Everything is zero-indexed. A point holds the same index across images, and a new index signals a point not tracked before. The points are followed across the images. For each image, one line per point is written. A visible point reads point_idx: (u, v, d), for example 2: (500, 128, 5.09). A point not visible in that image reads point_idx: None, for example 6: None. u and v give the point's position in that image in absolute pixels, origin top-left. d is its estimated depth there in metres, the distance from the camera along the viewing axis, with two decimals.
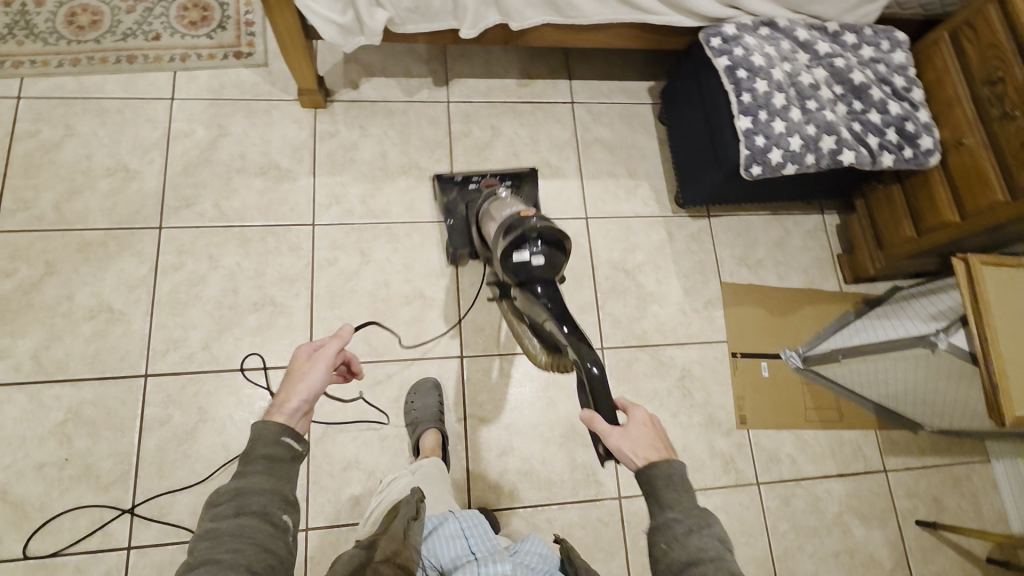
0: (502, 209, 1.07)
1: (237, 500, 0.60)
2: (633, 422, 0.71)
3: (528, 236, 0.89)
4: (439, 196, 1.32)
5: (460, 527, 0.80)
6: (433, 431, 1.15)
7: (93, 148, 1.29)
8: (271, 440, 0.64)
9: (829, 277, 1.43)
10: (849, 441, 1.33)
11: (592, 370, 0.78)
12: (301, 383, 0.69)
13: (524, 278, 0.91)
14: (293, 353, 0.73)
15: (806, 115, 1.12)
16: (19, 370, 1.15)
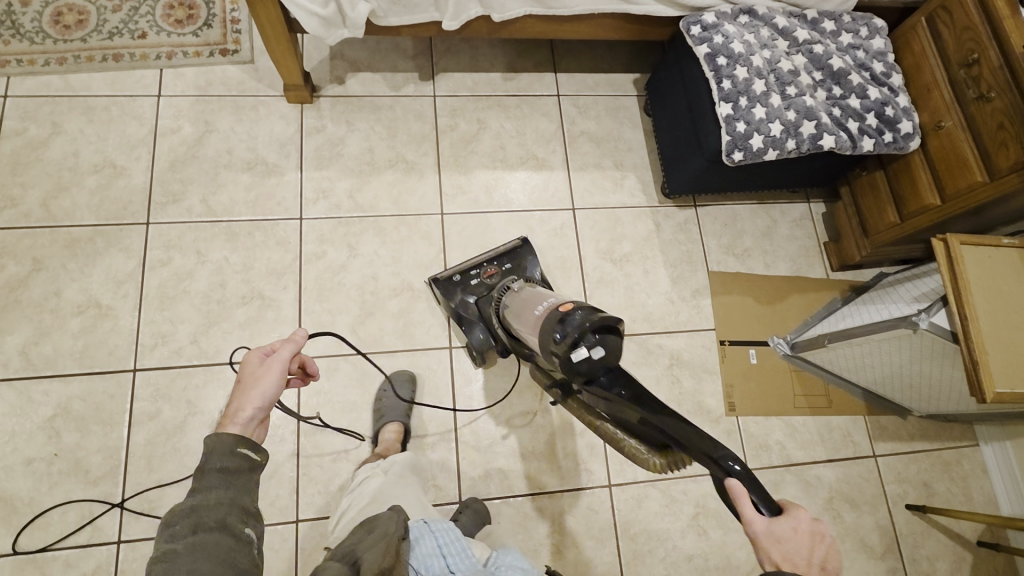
0: (529, 305, 1.00)
1: (195, 517, 0.60)
2: (796, 525, 0.59)
3: (579, 332, 0.80)
4: (445, 301, 1.21)
5: (436, 544, 0.79)
6: (396, 424, 1.17)
7: (80, 145, 1.30)
8: (226, 451, 0.64)
9: (815, 265, 1.44)
10: (838, 427, 1.33)
11: (730, 466, 0.63)
12: (254, 390, 0.70)
13: (586, 376, 0.81)
14: (244, 360, 0.73)
15: (786, 101, 1.13)
16: (7, 366, 1.15)
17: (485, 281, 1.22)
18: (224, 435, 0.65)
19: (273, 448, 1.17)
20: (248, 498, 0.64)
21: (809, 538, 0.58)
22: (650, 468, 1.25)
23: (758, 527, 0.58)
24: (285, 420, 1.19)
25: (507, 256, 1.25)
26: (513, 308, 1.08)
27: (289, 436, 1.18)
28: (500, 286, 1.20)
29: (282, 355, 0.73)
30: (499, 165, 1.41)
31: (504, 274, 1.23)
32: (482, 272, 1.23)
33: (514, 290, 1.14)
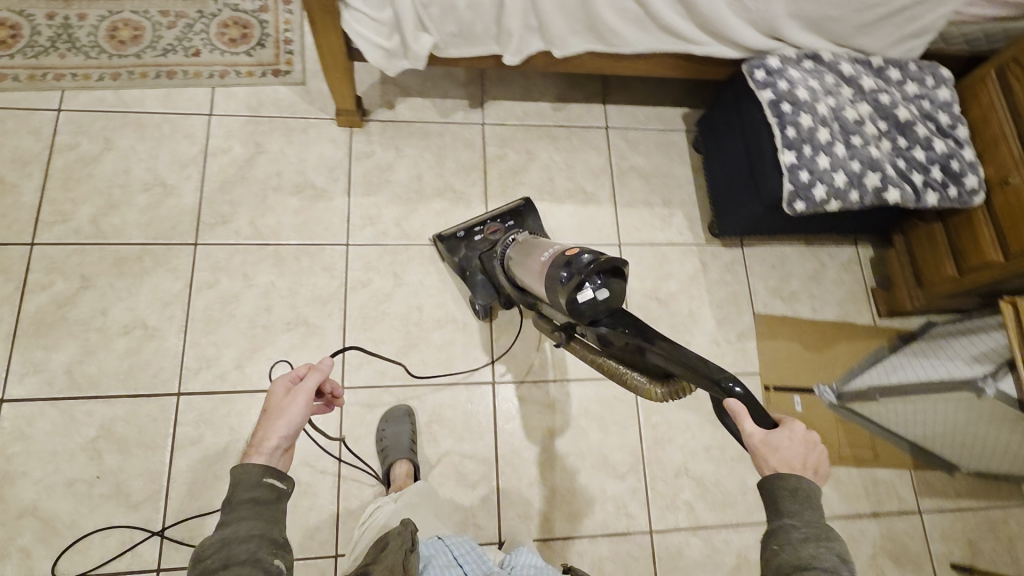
0: (534, 255, 1.00)
1: (224, 549, 0.61)
2: (791, 434, 0.64)
3: (586, 273, 0.79)
4: (449, 256, 1.26)
5: (452, 557, 0.85)
6: (405, 460, 1.14)
7: (131, 162, 1.29)
8: (253, 481, 0.67)
9: (863, 310, 1.41)
10: (883, 481, 1.31)
11: (732, 388, 0.64)
12: (279, 419, 0.73)
13: (589, 319, 0.80)
14: (271, 389, 0.77)
15: (850, 151, 1.10)
16: (52, 385, 1.14)
17: (487, 237, 1.26)
18: (251, 465, 0.68)
19: (315, 479, 1.17)
20: (277, 530, 0.66)
21: (804, 445, 0.64)
22: (692, 515, 1.23)
23: (758, 444, 0.63)
24: (327, 450, 1.19)
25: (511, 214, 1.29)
26: (519, 263, 1.07)
27: (329, 467, 1.18)
28: (502, 241, 1.21)
29: (308, 382, 0.76)
30: (546, 198, 1.40)
31: (506, 231, 1.27)
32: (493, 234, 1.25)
33: (519, 244, 1.14)
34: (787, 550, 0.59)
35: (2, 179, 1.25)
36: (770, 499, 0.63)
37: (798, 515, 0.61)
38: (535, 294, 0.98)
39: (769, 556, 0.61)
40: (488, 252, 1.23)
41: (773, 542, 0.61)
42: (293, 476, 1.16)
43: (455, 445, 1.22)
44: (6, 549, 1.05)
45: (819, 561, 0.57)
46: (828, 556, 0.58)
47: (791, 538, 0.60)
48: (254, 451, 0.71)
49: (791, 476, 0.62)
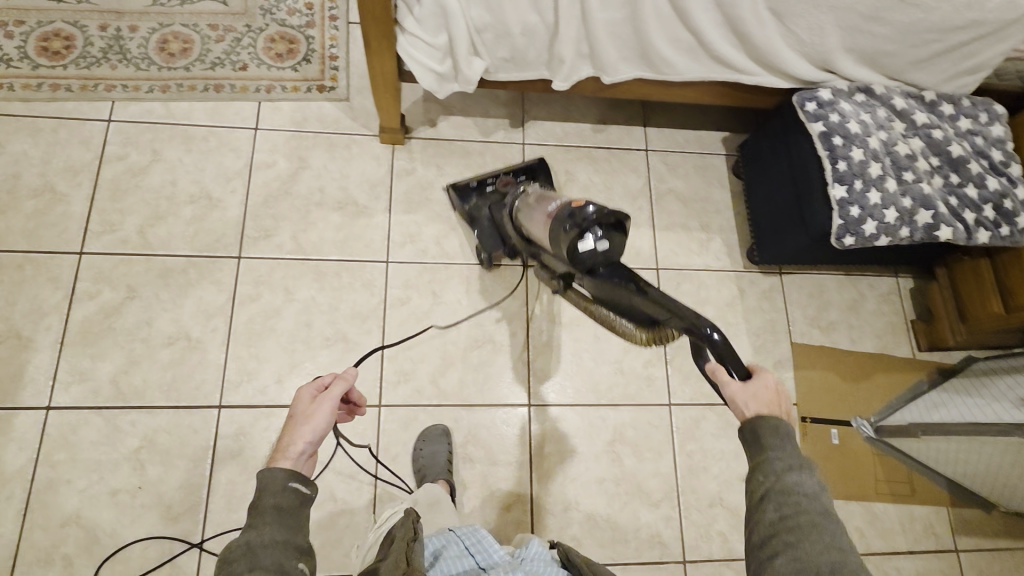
0: (537, 203, 1.01)
1: (248, 555, 0.61)
2: (765, 382, 0.67)
3: (588, 222, 0.79)
4: (462, 206, 1.30)
5: (463, 547, 0.79)
6: (443, 481, 1.13)
7: (178, 174, 1.31)
8: (279, 488, 0.66)
9: (902, 343, 1.40)
10: (920, 518, 1.29)
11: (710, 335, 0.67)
12: (305, 426, 0.71)
13: (586, 267, 0.81)
14: (297, 395, 0.74)
15: (902, 187, 1.09)
16: (97, 394, 1.16)
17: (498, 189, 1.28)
18: (276, 471, 0.67)
19: (351, 495, 1.17)
20: (301, 535, 0.65)
21: (775, 391, 0.67)
22: (725, 546, 1.22)
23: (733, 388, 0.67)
24: (363, 467, 1.19)
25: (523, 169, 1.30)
26: (525, 211, 1.06)
27: (365, 485, 1.18)
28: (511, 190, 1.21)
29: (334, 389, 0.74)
30: None
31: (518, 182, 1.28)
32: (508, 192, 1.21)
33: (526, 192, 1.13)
34: (770, 479, 0.61)
35: (53, 188, 1.27)
36: (752, 437, 0.65)
37: (780, 447, 0.63)
38: (536, 241, 0.99)
39: (753, 487, 0.62)
40: (496, 203, 1.23)
41: (756, 471, 0.63)
42: (329, 492, 1.17)
43: (490, 467, 1.22)
44: (51, 556, 1.07)
45: (801, 487, 0.60)
46: (808, 482, 0.60)
47: (775, 469, 0.61)
48: (278, 456, 0.69)
49: (771, 416, 0.64)
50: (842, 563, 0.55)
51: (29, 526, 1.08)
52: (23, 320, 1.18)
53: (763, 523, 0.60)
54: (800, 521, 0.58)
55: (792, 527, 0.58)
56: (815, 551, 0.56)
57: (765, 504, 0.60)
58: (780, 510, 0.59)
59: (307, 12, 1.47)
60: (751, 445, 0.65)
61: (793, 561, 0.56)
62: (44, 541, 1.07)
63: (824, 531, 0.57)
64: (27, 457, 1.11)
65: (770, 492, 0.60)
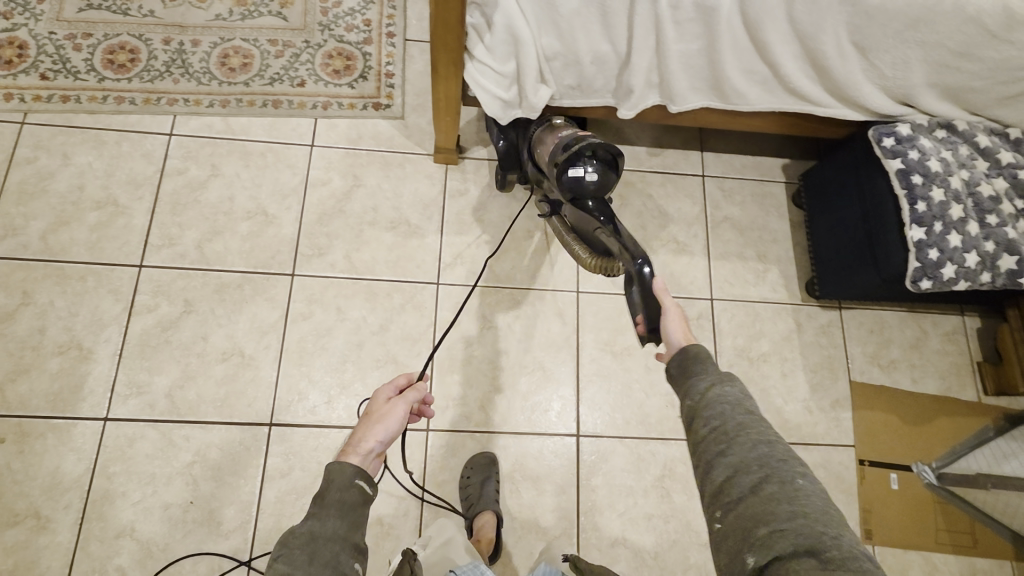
0: (553, 129, 1.09)
1: (311, 545, 0.60)
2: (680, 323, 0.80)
3: (588, 152, 0.93)
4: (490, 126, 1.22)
5: None
6: (490, 513, 1.12)
7: (236, 190, 1.32)
8: (345, 484, 0.65)
9: (967, 386, 1.34)
10: (983, 571, 1.23)
11: (643, 270, 0.80)
12: (378, 424, 0.72)
13: (574, 191, 0.94)
14: (375, 394, 0.77)
15: (984, 230, 1.06)
16: (153, 407, 1.17)
17: None
18: (345, 465, 0.66)
19: (397, 520, 1.17)
20: (359, 534, 0.64)
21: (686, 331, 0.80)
22: None
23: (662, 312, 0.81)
24: (410, 491, 1.18)
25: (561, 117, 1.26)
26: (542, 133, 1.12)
27: (412, 510, 1.17)
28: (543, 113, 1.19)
29: (409, 394, 0.76)
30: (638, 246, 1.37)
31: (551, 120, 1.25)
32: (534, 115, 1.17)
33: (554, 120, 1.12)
34: (694, 398, 0.68)
35: (115, 200, 1.29)
36: (679, 365, 0.74)
37: (701, 372, 0.71)
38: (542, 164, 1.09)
39: (688, 411, 0.69)
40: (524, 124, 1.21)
41: (687, 398, 0.70)
42: (376, 517, 1.16)
43: (537, 497, 1.20)
44: (105, 567, 1.08)
45: (723, 397, 0.66)
46: (731, 394, 0.66)
47: (700, 391, 0.68)
48: (348, 449, 0.70)
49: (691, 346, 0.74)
50: (768, 457, 0.59)
51: (85, 536, 1.09)
52: (85, 330, 1.20)
53: (698, 441, 0.65)
54: (728, 428, 0.63)
55: (722, 435, 0.62)
56: (743, 453, 0.60)
57: (697, 424, 0.66)
58: (708, 425, 0.64)
59: (364, 28, 1.47)
60: (680, 376, 0.73)
61: (728, 467, 0.60)
62: (99, 552, 1.09)
63: (753, 431, 0.61)
64: (85, 467, 1.13)
65: (698, 410, 0.67)
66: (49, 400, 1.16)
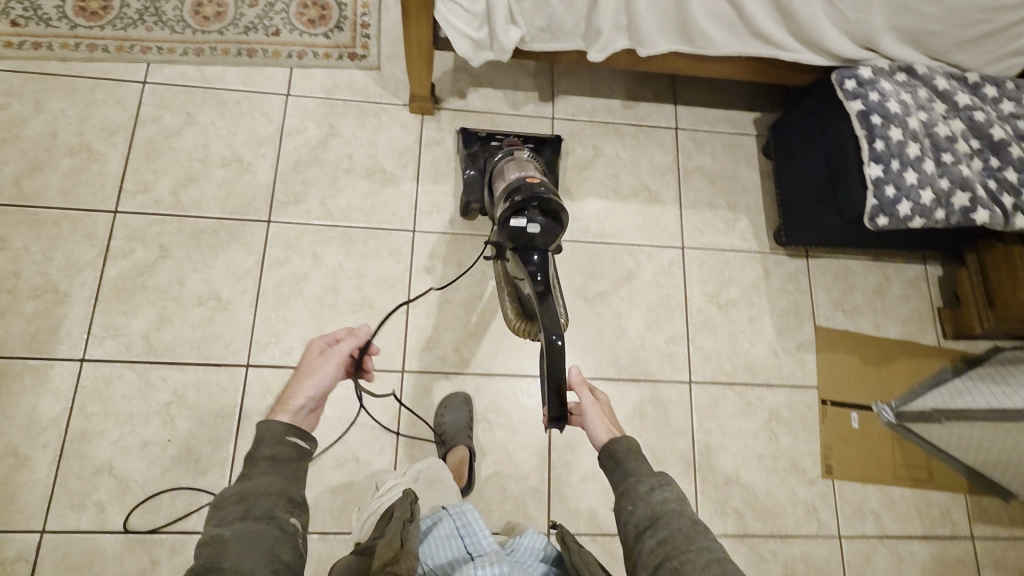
0: (516, 169, 1.12)
1: (243, 501, 0.61)
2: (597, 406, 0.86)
3: (535, 203, 0.95)
4: (462, 148, 1.33)
5: (454, 526, 0.77)
6: (463, 446, 1.16)
7: (211, 137, 1.33)
8: (277, 439, 0.67)
9: (928, 330, 1.39)
10: (937, 503, 1.29)
11: (554, 341, 0.82)
12: (309, 380, 0.77)
13: (516, 241, 0.95)
14: (307, 352, 0.83)
15: (940, 169, 1.09)
16: (130, 349, 1.19)
17: (502, 146, 1.29)
18: (274, 423, 0.68)
19: (373, 457, 1.19)
20: (296, 488, 0.65)
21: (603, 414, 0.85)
22: (740, 523, 1.23)
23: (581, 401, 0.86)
24: (386, 429, 1.21)
25: (532, 137, 1.31)
26: (500, 172, 1.14)
27: (388, 448, 1.20)
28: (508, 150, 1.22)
29: (339, 349, 0.81)
30: (611, 195, 1.40)
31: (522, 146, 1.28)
32: (502, 142, 1.31)
33: (517, 154, 1.19)
34: (639, 509, 0.69)
35: (89, 147, 1.29)
36: (613, 462, 0.77)
37: (639, 474, 0.74)
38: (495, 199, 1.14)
39: (626, 519, 0.70)
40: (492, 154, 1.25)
41: (631, 508, 0.71)
42: (352, 454, 1.19)
43: (510, 435, 1.24)
44: (83, 502, 1.10)
45: (666, 505, 0.69)
46: (671, 498, 0.69)
47: (648, 500, 0.70)
48: (279, 407, 0.74)
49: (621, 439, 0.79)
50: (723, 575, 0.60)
51: (64, 473, 1.11)
52: (60, 274, 1.21)
53: (646, 552, 0.65)
54: (677, 542, 0.64)
55: (672, 549, 0.64)
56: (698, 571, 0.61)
57: (646, 533, 0.67)
58: (657, 537, 0.66)
59: None
60: (618, 479, 0.76)
61: None
62: (77, 488, 1.11)
63: (703, 548, 0.63)
64: (63, 408, 1.14)
65: (643, 520, 0.68)
66: (26, 341, 1.17)
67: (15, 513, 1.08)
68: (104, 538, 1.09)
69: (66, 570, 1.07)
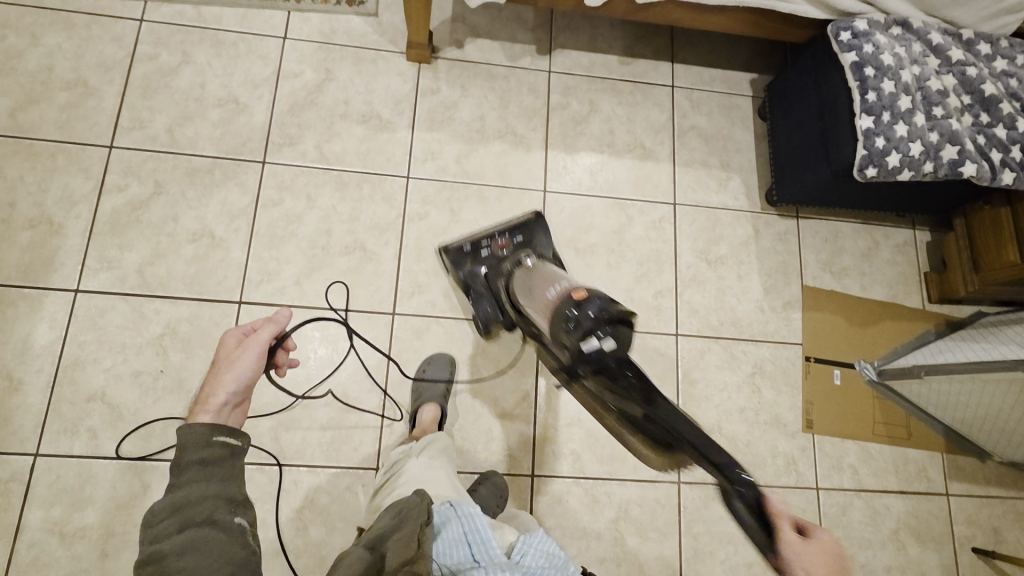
0: (543, 286, 0.99)
1: (177, 515, 0.58)
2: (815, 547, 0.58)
3: (592, 321, 0.78)
4: (455, 272, 1.20)
5: (462, 530, 0.77)
6: (432, 406, 1.17)
7: (207, 78, 1.33)
8: (202, 443, 0.62)
9: (913, 293, 1.41)
10: (913, 461, 1.32)
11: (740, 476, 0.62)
12: (227, 373, 0.69)
13: (596, 368, 0.76)
14: (222, 340, 0.74)
15: (931, 122, 1.10)
16: (124, 282, 1.20)
17: (494, 253, 1.19)
18: (195, 426, 0.63)
19: (362, 396, 1.22)
20: (235, 488, 0.62)
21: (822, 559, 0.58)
22: None
23: (783, 542, 0.58)
24: (376, 371, 1.23)
25: (518, 229, 1.22)
26: (524, 289, 1.06)
27: (377, 388, 1.22)
28: (513, 261, 1.15)
29: (259, 338, 0.72)
30: (606, 150, 1.40)
31: (515, 247, 1.19)
32: (493, 243, 1.20)
33: (526, 263, 1.13)
34: None
35: (85, 82, 1.29)
36: None
37: None
38: (536, 325, 0.97)
39: None
40: (494, 268, 1.17)
41: None
42: (342, 392, 1.21)
43: (498, 380, 1.26)
44: (76, 427, 1.12)
45: None
46: None
47: None
48: (197, 410, 0.67)
49: None
50: None
51: (57, 398, 1.13)
52: (56, 206, 1.22)
53: None
54: None
55: None
56: None
57: None
58: None
59: None
60: None
61: None
62: (70, 414, 1.13)
63: None
64: (56, 335, 1.16)
65: None
66: (21, 270, 1.18)
67: (10, 435, 1.10)
68: (97, 463, 1.11)
69: (60, 492, 1.09)
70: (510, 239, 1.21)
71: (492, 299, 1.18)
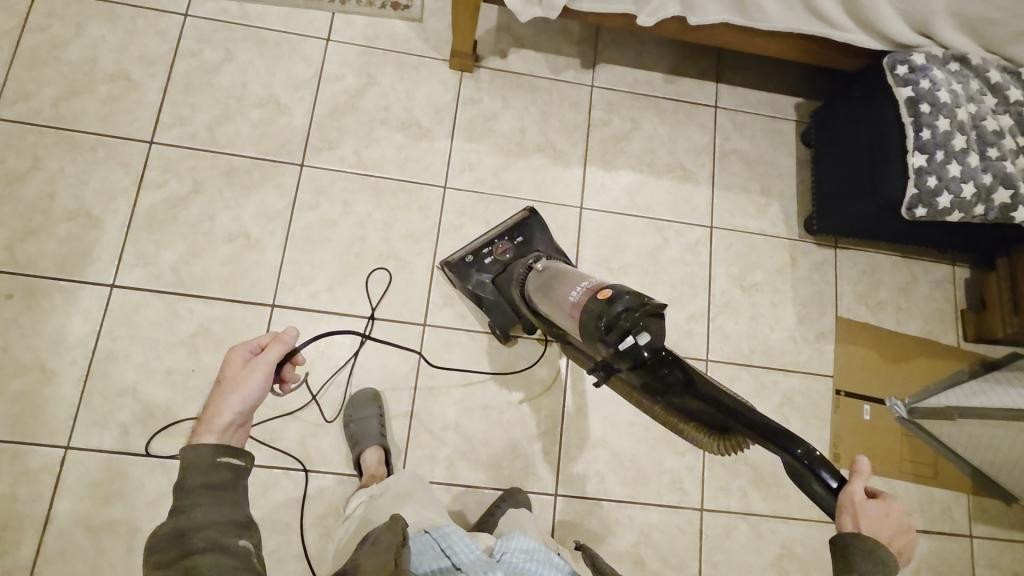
0: (564, 287, 0.97)
1: (182, 539, 0.59)
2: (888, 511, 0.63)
3: (622, 316, 0.77)
4: (461, 284, 1.22)
5: (440, 547, 0.78)
6: (375, 448, 1.13)
7: (249, 77, 1.32)
8: (208, 465, 0.62)
9: (950, 330, 1.39)
10: (939, 500, 1.30)
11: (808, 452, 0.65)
12: (234, 394, 0.67)
13: (636, 366, 0.77)
14: (229, 353, 0.70)
15: (985, 162, 1.08)
16: (159, 279, 1.20)
17: (497, 258, 1.22)
18: (201, 447, 0.62)
19: (390, 406, 1.21)
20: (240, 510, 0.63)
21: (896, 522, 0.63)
22: (743, 501, 1.26)
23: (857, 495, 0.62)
24: (405, 382, 1.23)
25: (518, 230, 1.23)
26: (542, 292, 1.06)
27: (405, 399, 1.22)
28: (519, 266, 1.17)
29: (270, 355, 0.70)
30: (645, 169, 1.39)
31: (517, 251, 1.22)
32: (495, 250, 1.22)
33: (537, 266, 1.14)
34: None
35: (128, 75, 1.29)
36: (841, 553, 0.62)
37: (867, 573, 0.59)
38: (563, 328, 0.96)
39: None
40: (502, 275, 1.20)
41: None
42: None
43: (525, 397, 1.25)
44: (107, 422, 1.13)
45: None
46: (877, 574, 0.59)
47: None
48: (202, 429, 0.66)
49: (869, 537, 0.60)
50: None
51: (89, 392, 1.14)
52: (94, 199, 1.22)
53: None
54: None
55: None
56: None
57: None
58: None
59: None
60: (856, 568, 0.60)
61: None
62: (102, 407, 1.13)
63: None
64: (90, 329, 1.16)
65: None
66: (57, 262, 1.18)
67: (41, 426, 1.11)
68: (126, 459, 1.12)
69: (89, 486, 1.10)
70: (509, 244, 1.23)
71: (504, 306, 1.21)
